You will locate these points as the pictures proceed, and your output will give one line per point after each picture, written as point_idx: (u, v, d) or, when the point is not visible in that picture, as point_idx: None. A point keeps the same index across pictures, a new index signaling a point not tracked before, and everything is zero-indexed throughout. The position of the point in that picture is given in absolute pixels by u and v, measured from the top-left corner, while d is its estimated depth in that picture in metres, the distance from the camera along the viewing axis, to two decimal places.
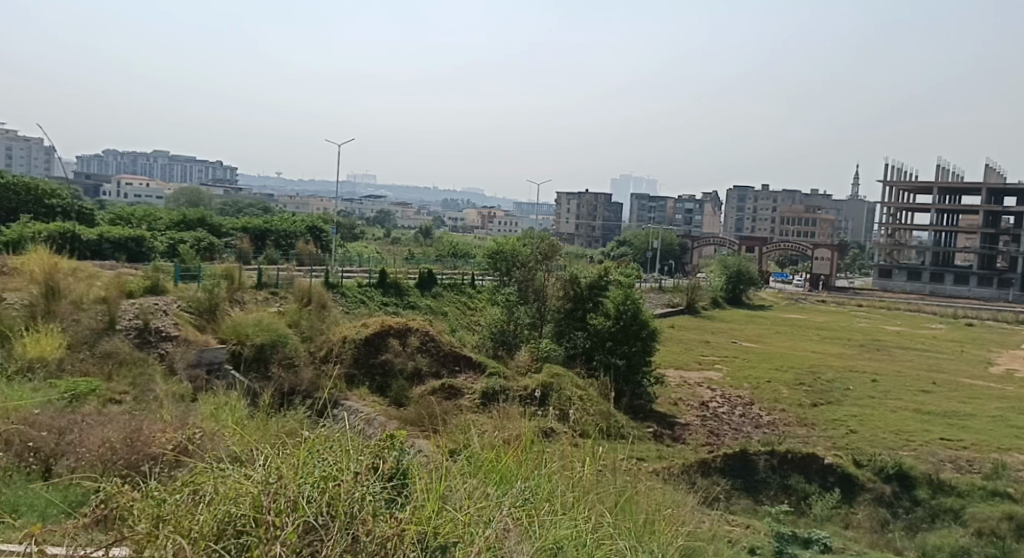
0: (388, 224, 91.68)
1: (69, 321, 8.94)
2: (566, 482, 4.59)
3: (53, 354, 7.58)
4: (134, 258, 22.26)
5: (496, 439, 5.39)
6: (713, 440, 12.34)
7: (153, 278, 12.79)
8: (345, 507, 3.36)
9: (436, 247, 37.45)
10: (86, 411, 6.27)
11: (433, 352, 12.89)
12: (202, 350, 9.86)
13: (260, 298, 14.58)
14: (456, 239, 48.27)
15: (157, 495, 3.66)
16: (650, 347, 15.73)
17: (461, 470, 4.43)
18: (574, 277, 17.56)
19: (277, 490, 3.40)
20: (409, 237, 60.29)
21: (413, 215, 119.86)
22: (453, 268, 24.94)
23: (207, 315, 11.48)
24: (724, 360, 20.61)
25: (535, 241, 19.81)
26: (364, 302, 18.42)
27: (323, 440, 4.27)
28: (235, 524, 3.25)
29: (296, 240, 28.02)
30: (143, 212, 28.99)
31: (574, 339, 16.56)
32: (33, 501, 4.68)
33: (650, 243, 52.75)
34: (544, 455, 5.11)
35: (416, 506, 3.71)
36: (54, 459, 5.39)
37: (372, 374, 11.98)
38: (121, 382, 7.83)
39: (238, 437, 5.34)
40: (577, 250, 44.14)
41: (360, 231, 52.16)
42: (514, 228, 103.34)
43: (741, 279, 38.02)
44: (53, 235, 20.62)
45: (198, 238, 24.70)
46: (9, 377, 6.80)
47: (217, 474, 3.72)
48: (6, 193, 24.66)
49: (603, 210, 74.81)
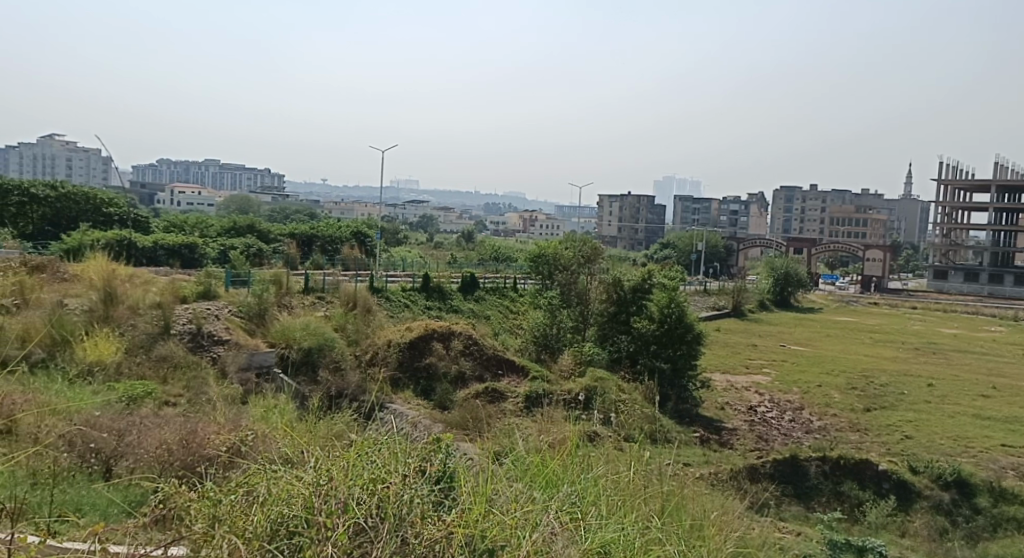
0: (430, 228, 92.49)
1: (126, 325, 9.24)
2: (613, 486, 4.56)
3: (111, 358, 7.84)
4: (188, 264, 22.91)
5: (541, 443, 5.41)
6: (762, 445, 12.14)
7: (206, 284, 13.14)
8: (394, 509, 3.41)
9: (478, 250, 37.62)
10: (143, 414, 6.47)
11: (477, 355, 12.97)
12: (252, 353, 10.08)
13: (308, 302, 14.86)
14: (498, 243, 48.45)
15: (213, 496, 3.76)
16: (695, 350, 15.59)
17: (507, 474, 4.45)
18: (618, 281, 17.45)
19: (328, 491, 3.47)
20: (452, 241, 60.76)
21: (455, 219, 120.61)
22: (496, 271, 25.05)
23: (256, 320, 11.76)
24: (772, 364, 20.26)
25: (578, 244, 19.76)
26: (409, 306, 18.62)
27: (372, 442, 4.33)
28: (288, 524, 3.32)
29: (342, 245, 28.47)
30: (195, 219, 29.80)
31: (617, 343, 16.47)
32: (95, 501, 4.85)
33: (694, 245, 52.17)
34: (590, 458, 5.09)
35: (464, 508, 3.73)
36: (115, 459, 5.59)
37: (417, 377, 12.10)
38: (176, 385, 8.06)
39: (289, 439, 5.46)
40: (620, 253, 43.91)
41: (403, 235, 52.71)
42: (556, 231, 103.31)
43: (789, 281, 37.32)
44: (111, 243, 21.36)
45: (247, 244, 25.29)
46: (71, 380, 7.05)
47: (270, 475, 3.81)
48: (66, 202, 25.61)
49: (645, 213, 74.24)
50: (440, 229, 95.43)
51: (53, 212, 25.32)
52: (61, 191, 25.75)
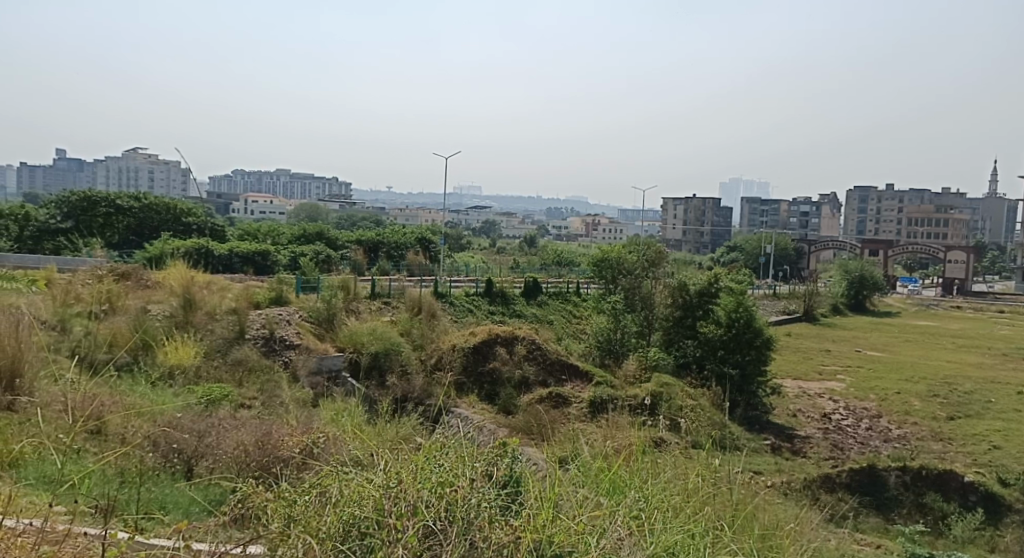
0: (493, 233, 93.13)
1: (204, 330, 9.61)
2: (682, 493, 4.47)
3: (190, 361, 8.16)
4: (261, 271, 23.70)
5: (606, 448, 5.37)
6: (837, 454, 11.75)
7: (278, 290, 13.57)
8: (461, 513, 3.44)
9: (541, 255, 37.66)
10: (221, 416, 6.72)
11: (540, 360, 13.00)
12: (322, 358, 10.35)
13: (374, 307, 15.15)
14: (562, 247, 48.42)
15: (289, 496, 3.88)
16: (765, 356, 15.21)
17: (572, 480, 4.43)
18: (683, 285, 17.16)
19: (398, 493, 3.52)
20: (514, 246, 60.98)
21: (516, 224, 121.03)
22: (559, 276, 25.04)
23: (326, 325, 12.07)
24: (847, 370, 19.57)
25: (642, 248, 19.58)
26: (472, 311, 18.79)
27: (439, 446, 4.39)
28: (359, 525, 3.40)
29: (407, 251, 28.94)
30: (267, 228, 30.82)
31: (683, 348, 16.23)
32: (178, 499, 5.04)
33: (762, 247, 50.97)
34: (657, 464, 5.02)
35: (532, 513, 3.73)
36: (196, 459, 5.81)
37: (481, 382, 12.19)
38: (250, 388, 8.34)
39: (359, 441, 5.57)
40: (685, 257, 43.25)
41: (467, 241, 53.27)
42: (618, 235, 102.47)
43: (864, 284, 36.04)
44: (191, 251, 22.30)
45: (317, 251, 26.00)
46: (154, 383, 7.38)
47: (342, 476, 3.90)
48: (149, 213, 26.91)
49: (710, 215, 72.90)
50: (503, 235, 95.98)
51: (137, 222, 26.64)
52: (144, 202, 27.06)
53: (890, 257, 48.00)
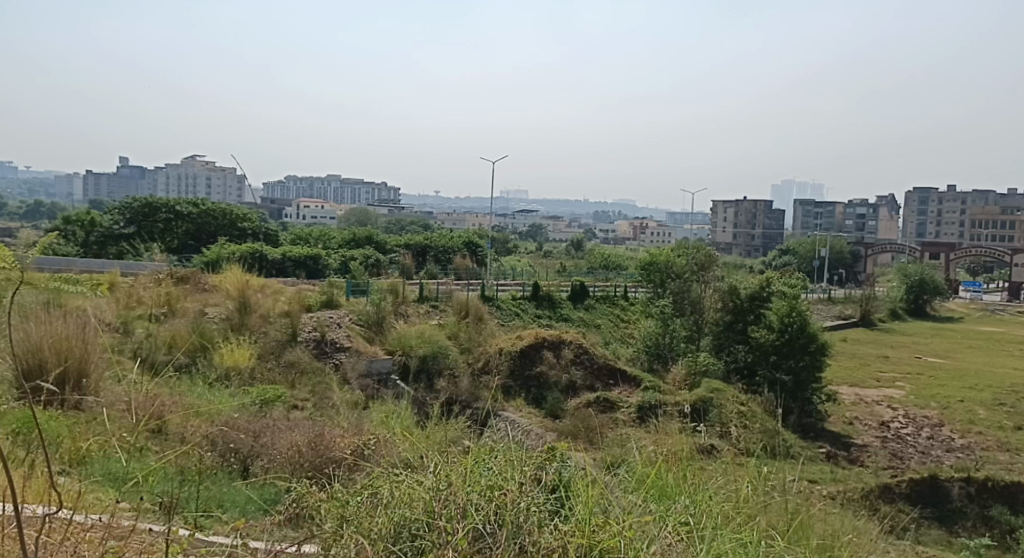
0: (539, 236, 93.08)
1: (258, 333, 9.84)
2: (734, 500, 4.38)
3: (246, 363, 8.37)
4: (312, 275, 24.17)
5: (655, 454, 5.31)
6: (896, 463, 11.40)
7: (329, 294, 13.81)
8: (511, 516, 3.43)
9: (587, 259, 37.50)
10: (276, 417, 6.87)
11: (587, 365, 12.97)
12: (371, 361, 10.50)
13: (422, 311, 15.30)
14: (609, 250, 48.15)
15: (341, 496, 3.94)
16: (819, 362, 14.90)
17: (621, 486, 4.38)
18: (733, 289, 16.92)
19: (448, 497, 3.55)
20: (561, 250, 60.80)
21: (563, 227, 120.87)
22: (606, 279, 24.91)
23: (375, 328, 12.25)
24: (906, 377, 18.97)
25: (691, 251, 19.33)
26: (519, 314, 18.82)
27: (489, 449, 4.40)
28: (410, 527, 3.43)
29: (454, 254, 29.16)
30: (319, 232, 31.42)
31: (734, 353, 15.96)
32: (235, 498, 5.15)
33: (816, 250, 49.79)
34: (707, 472, 4.93)
35: (581, 518, 3.70)
36: (251, 458, 5.94)
37: (528, 386, 12.20)
38: (303, 389, 8.50)
39: (409, 444, 5.63)
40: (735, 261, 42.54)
41: (513, 245, 53.38)
42: (666, 238, 101.34)
43: (924, 288, 34.90)
44: (245, 256, 22.88)
45: (366, 255, 26.39)
46: (211, 384, 7.59)
47: (393, 478, 3.94)
48: (206, 218, 27.69)
49: (761, 218, 71.54)
50: (549, 238, 95.97)
51: (195, 228, 27.43)
52: (202, 208, 27.87)
53: (951, 260, 46.41)
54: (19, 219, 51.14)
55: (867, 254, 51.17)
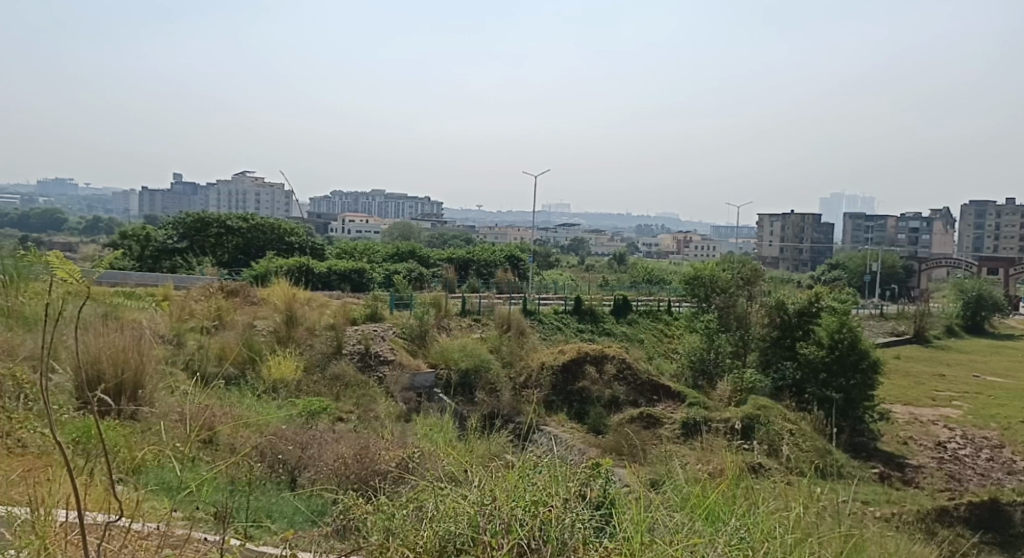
0: (580, 250, 92.86)
1: (304, 345, 9.99)
2: (785, 523, 4.25)
3: (292, 376, 8.50)
4: (357, 288, 24.50)
5: (701, 473, 5.23)
6: (954, 486, 11.03)
7: (373, 307, 14.00)
8: (556, 534, 3.41)
9: (630, 273, 37.28)
10: (322, 428, 6.96)
11: (630, 380, 12.87)
12: (414, 375, 10.60)
13: (464, 324, 15.38)
14: (653, 265, 47.76)
15: (387, 510, 3.96)
16: (871, 380, 14.52)
17: (667, 504, 4.31)
18: (781, 304, 16.67)
19: (493, 511, 3.54)
20: (604, 264, 60.53)
21: (604, 241, 120.35)
22: (649, 294, 24.74)
23: (418, 341, 12.36)
24: (964, 397, 18.34)
25: (737, 266, 19.02)
26: (561, 328, 18.79)
27: (532, 464, 4.37)
28: (455, 541, 3.43)
29: (496, 269, 29.31)
30: (364, 246, 31.83)
31: (782, 370, 15.68)
32: (284, 508, 5.20)
33: (867, 265, 48.56)
34: (756, 492, 4.80)
35: (626, 535, 3.63)
36: (299, 470, 6.01)
37: (570, 400, 12.17)
38: (347, 402, 8.59)
39: (453, 457, 5.64)
40: (783, 275, 41.77)
41: (556, 259, 53.34)
42: (711, 253, 100.12)
43: (982, 304, 33.73)
44: (292, 269, 23.36)
45: (410, 269, 26.66)
46: (259, 395, 7.73)
47: (439, 492, 3.95)
48: (256, 233, 28.31)
49: (809, 231, 70.17)
50: (591, 253, 95.76)
51: (245, 242, 28.08)
52: (251, 222, 28.56)
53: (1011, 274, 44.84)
54: (80, 233, 53.26)
55: (920, 268, 49.80)
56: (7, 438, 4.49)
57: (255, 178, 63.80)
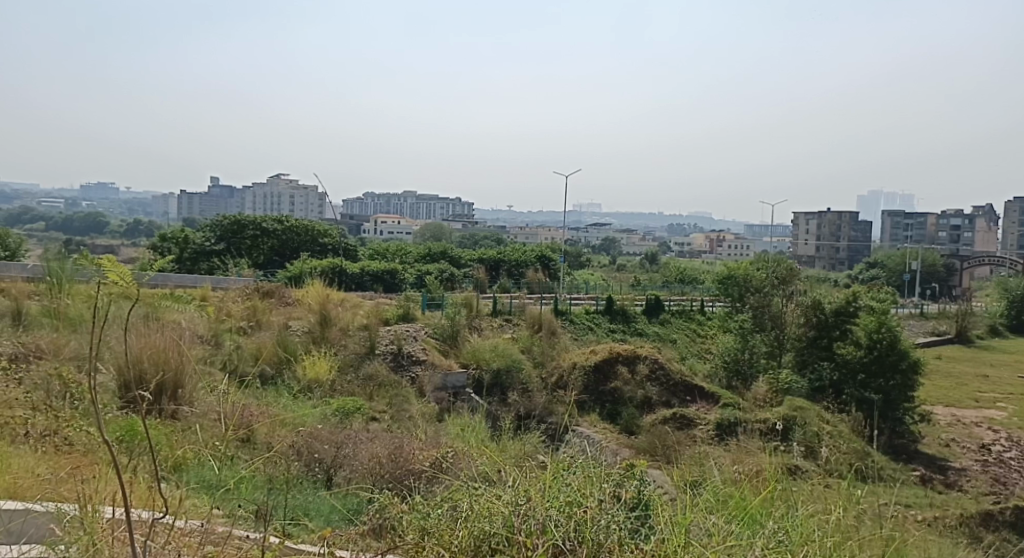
0: (612, 250, 92.47)
1: (338, 346, 10.08)
2: (825, 527, 4.16)
3: (327, 376, 8.58)
4: (389, 289, 24.69)
5: (739, 476, 5.17)
6: (1000, 489, 10.75)
7: (405, 307, 14.09)
8: (591, 534, 3.39)
9: (663, 272, 36.92)
10: (356, 428, 7.01)
11: (663, 381, 12.81)
12: (446, 375, 10.67)
13: (495, 324, 15.41)
14: (688, 265, 47.32)
15: (422, 509, 3.98)
16: (911, 380, 14.22)
17: (705, 505, 4.25)
18: (818, 303, 16.57)
19: (527, 511, 3.53)
20: (635, 263, 60.18)
21: (636, 241, 119.61)
22: (682, 293, 24.54)
23: (450, 341, 12.41)
24: (1008, 398, 17.88)
25: (771, 266, 18.76)
26: (592, 328, 18.74)
27: (566, 464, 4.35)
28: (489, 541, 3.44)
29: (527, 269, 29.36)
30: (396, 247, 32.08)
31: (819, 370, 15.57)
32: (320, 507, 5.23)
33: (906, 263, 47.55)
34: (795, 495, 4.72)
35: (663, 537, 3.59)
36: (335, 468, 6.04)
37: (602, 401, 12.14)
38: (381, 402, 8.67)
39: (486, 457, 5.65)
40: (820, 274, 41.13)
41: (587, 260, 53.21)
42: (745, 252, 99.00)
43: None
44: (326, 270, 23.65)
45: (441, 269, 26.81)
46: (295, 395, 7.83)
47: (472, 492, 3.95)
48: (290, 234, 28.72)
49: (846, 230, 68.88)
50: (623, 253, 95.31)
51: (280, 243, 28.50)
52: (285, 225, 28.95)
53: None
54: (120, 236, 54.44)
55: (962, 267, 48.58)
56: (54, 437, 4.60)
57: (288, 181, 64.65)
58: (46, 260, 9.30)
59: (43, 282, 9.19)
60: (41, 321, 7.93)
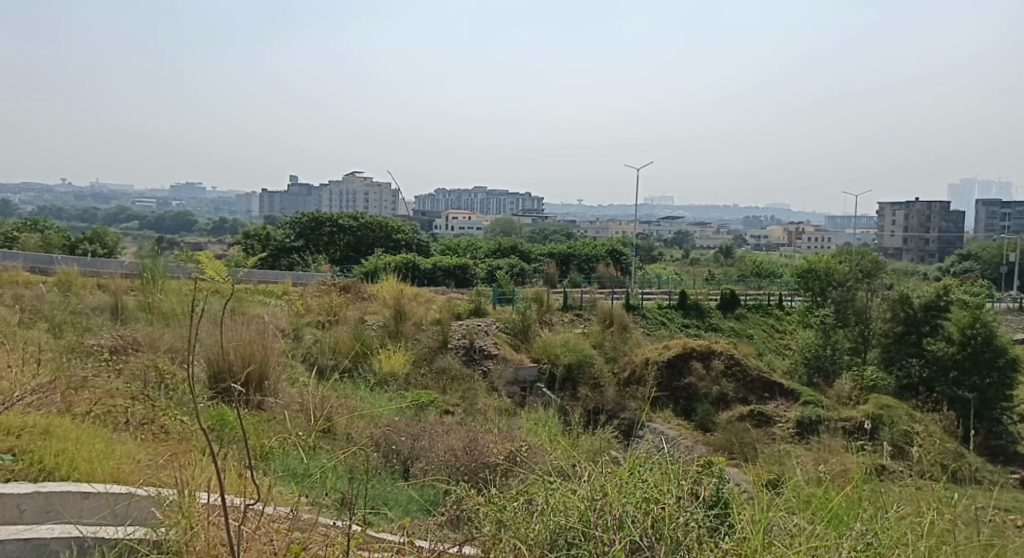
0: (684, 244, 90.67)
1: (413, 340, 10.25)
2: (918, 531, 3.95)
3: (402, 370, 8.74)
4: (461, 284, 24.94)
5: (823, 475, 5.01)
6: None
7: (477, 302, 14.20)
8: (670, 531, 3.32)
9: (739, 266, 35.99)
10: (431, 420, 7.13)
11: (739, 377, 12.55)
12: (518, 369, 10.70)
13: (566, 319, 15.33)
14: (766, 258, 46.09)
15: (498, 501, 3.98)
16: (1009, 378, 13.61)
17: (788, 506, 4.10)
18: (905, 298, 15.95)
19: (603, 507, 3.50)
20: (710, 257, 58.87)
21: (710, 234, 117.17)
22: (758, 287, 23.92)
23: (521, 336, 12.48)
24: None
25: (856, 258, 18.74)
26: (665, 323, 18.45)
27: (643, 460, 4.29)
28: (566, 535, 3.41)
29: (598, 263, 29.22)
30: (468, 243, 32.39)
31: (907, 367, 15.01)
32: (399, 497, 5.30)
33: (1005, 256, 44.71)
34: (884, 495, 4.51)
35: (745, 536, 3.49)
36: (411, 460, 6.13)
37: (676, 397, 11.97)
38: (454, 395, 8.78)
39: (561, 452, 5.64)
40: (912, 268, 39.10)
41: (659, 253, 52.38)
42: (827, 245, 95.39)
43: None
44: (400, 266, 24.14)
45: (512, 264, 26.94)
46: (372, 387, 8.01)
47: (548, 485, 3.93)
48: (365, 231, 29.61)
49: (936, 221, 65.48)
50: (697, 246, 93.45)
51: (355, 240, 29.32)
52: (361, 222, 29.83)
53: None
54: (204, 233, 56.95)
55: None
56: (152, 425, 4.84)
57: (361, 180, 66.21)
58: (141, 258, 9.80)
59: (138, 279, 9.68)
60: (137, 315, 8.34)
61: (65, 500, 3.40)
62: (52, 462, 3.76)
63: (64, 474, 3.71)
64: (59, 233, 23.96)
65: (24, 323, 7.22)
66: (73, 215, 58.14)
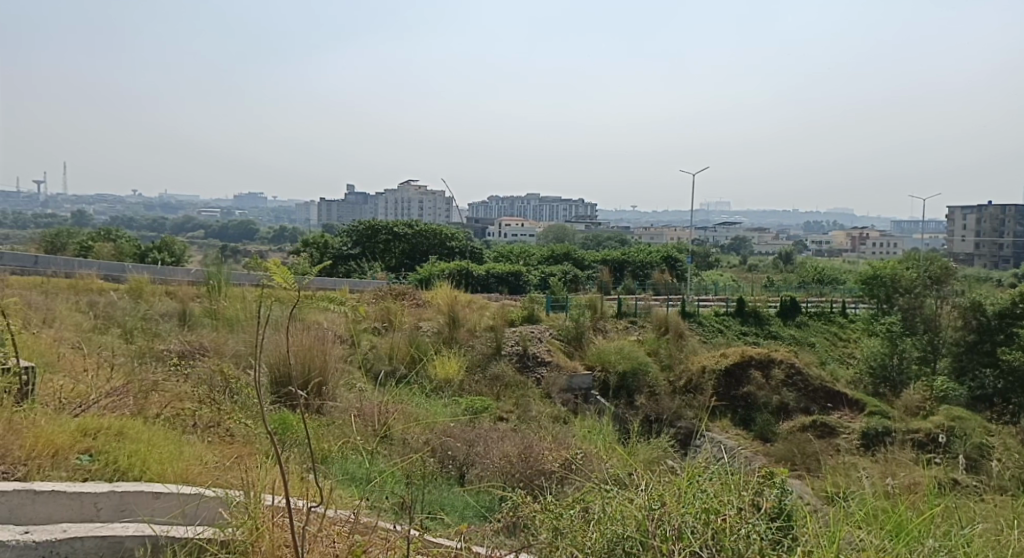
0: (741, 250, 88.80)
1: (467, 346, 10.33)
2: (996, 549, 3.74)
3: (457, 376, 8.80)
4: (514, 290, 25.00)
5: (893, 487, 4.82)
6: None
7: (530, 308, 14.22)
8: (731, 543, 3.22)
9: (799, 272, 35.16)
10: (486, 427, 7.14)
11: (801, 386, 12.25)
12: (572, 376, 10.65)
13: (621, 326, 15.20)
14: (829, 265, 44.81)
15: (554, 509, 3.94)
16: None
17: (857, 520, 3.94)
18: (977, 304, 15.30)
19: (661, 517, 3.42)
20: (770, 264, 57.47)
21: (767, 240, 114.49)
22: (820, 294, 23.29)
23: (575, 343, 12.43)
24: None
25: (922, 264, 18.61)
26: (722, 331, 18.13)
27: (701, 469, 4.20)
28: (623, 544, 3.35)
29: (652, 270, 28.94)
30: (520, 249, 32.34)
31: (980, 378, 14.38)
32: (455, 503, 5.32)
33: None
34: (957, 510, 4.33)
35: (811, 550, 3.38)
36: (467, 466, 6.14)
37: (735, 406, 11.72)
38: (508, 402, 8.81)
39: (618, 460, 5.58)
40: (988, 273, 37.36)
41: (716, 259, 51.45)
42: (892, 249, 92.18)
43: None
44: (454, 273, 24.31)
45: (565, 271, 26.89)
46: (427, 392, 8.09)
47: (604, 494, 3.87)
48: (420, 238, 29.88)
49: (1010, 224, 62.61)
50: (755, 252, 91.34)
51: (410, 247, 29.66)
52: (416, 229, 30.16)
53: None
54: (264, 242, 58.35)
55: None
56: (218, 428, 4.98)
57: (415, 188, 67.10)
58: (207, 266, 10.12)
59: (204, 286, 10.00)
60: (203, 321, 8.62)
61: (139, 499, 3.52)
62: (126, 462, 3.90)
63: (138, 474, 3.84)
64: (130, 242, 24.90)
65: (98, 328, 7.55)
66: (142, 224, 60.47)
